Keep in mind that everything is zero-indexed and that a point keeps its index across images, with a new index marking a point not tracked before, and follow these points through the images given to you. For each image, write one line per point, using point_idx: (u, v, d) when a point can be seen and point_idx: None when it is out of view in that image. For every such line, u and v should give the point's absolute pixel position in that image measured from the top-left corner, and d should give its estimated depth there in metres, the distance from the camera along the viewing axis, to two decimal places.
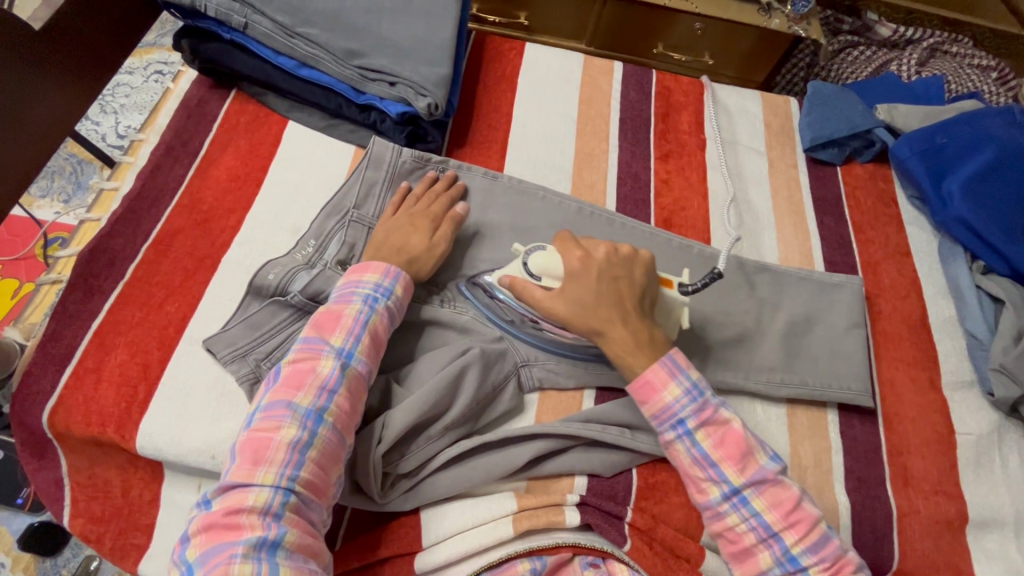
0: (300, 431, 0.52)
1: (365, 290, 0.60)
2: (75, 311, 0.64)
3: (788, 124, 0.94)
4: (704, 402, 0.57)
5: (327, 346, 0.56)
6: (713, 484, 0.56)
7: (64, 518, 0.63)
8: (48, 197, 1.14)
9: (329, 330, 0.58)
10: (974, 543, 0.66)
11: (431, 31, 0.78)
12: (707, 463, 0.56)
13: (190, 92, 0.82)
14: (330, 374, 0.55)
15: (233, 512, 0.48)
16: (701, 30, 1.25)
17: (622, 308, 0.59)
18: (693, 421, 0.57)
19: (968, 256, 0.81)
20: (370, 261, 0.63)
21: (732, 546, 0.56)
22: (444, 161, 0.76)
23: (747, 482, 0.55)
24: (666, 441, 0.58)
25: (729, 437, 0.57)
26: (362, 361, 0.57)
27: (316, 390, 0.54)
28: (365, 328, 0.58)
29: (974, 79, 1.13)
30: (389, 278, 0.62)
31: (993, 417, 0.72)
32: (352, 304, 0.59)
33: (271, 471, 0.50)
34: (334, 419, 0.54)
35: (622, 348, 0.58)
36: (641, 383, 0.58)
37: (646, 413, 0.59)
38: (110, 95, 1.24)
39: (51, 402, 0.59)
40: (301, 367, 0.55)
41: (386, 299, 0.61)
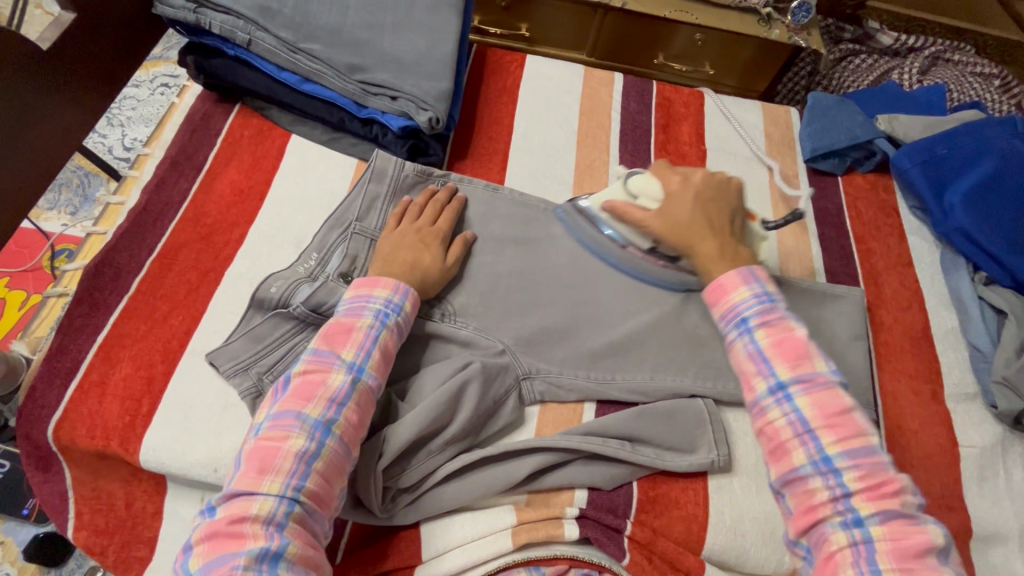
0: (308, 441, 0.52)
1: (376, 306, 0.61)
2: (81, 325, 0.65)
3: (788, 134, 0.94)
4: (772, 307, 0.58)
5: (338, 359, 0.57)
6: (761, 378, 0.55)
7: (68, 530, 0.64)
8: (56, 209, 1.16)
9: (339, 343, 0.58)
10: (979, 558, 0.65)
11: (433, 45, 0.79)
12: (760, 358, 0.56)
13: (195, 107, 0.83)
14: (340, 387, 0.55)
15: (238, 522, 0.48)
16: (701, 41, 1.26)
17: (714, 224, 0.66)
18: (756, 320, 0.58)
19: (971, 267, 0.80)
20: (380, 277, 0.63)
21: (769, 444, 0.54)
22: (445, 175, 0.77)
23: (795, 378, 0.54)
24: (727, 338, 0.59)
25: (789, 339, 0.56)
26: (373, 376, 0.58)
27: (326, 402, 0.54)
28: (375, 343, 0.59)
29: (977, 87, 1.13)
30: (399, 295, 0.62)
31: (997, 429, 0.72)
32: (363, 318, 0.59)
33: (277, 481, 0.50)
34: (342, 431, 0.54)
35: (709, 260, 0.64)
36: (714, 286, 0.61)
37: (715, 315, 0.61)
38: (117, 108, 1.26)
39: (56, 416, 0.60)
40: (312, 378, 0.56)
41: (396, 315, 0.61)
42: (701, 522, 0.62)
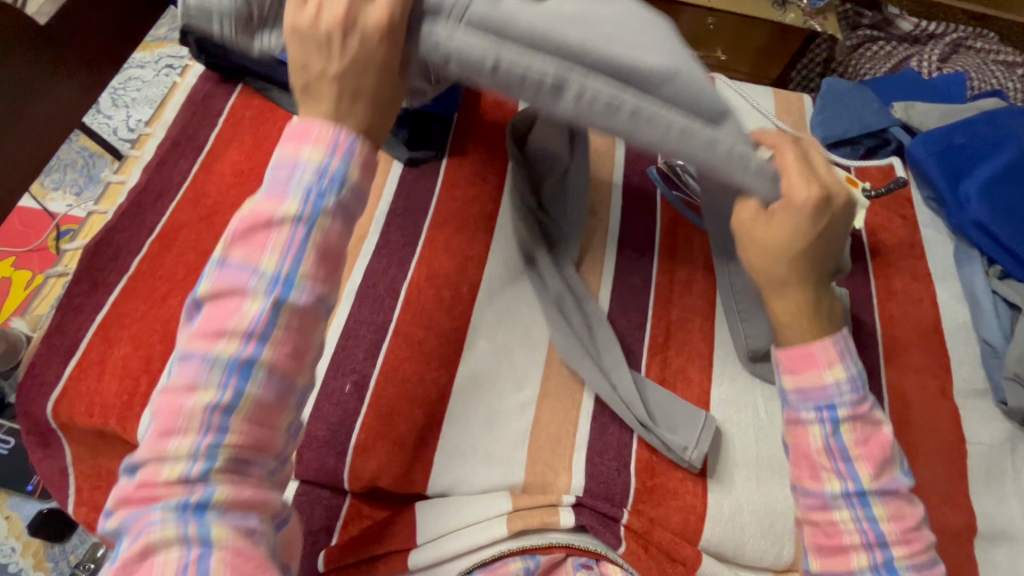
0: (219, 392, 0.40)
1: (306, 178, 0.41)
2: (81, 303, 0.65)
3: (800, 122, 0.92)
4: (862, 395, 0.52)
5: (252, 276, 0.41)
6: (837, 477, 0.51)
7: (68, 505, 0.65)
8: (60, 189, 1.16)
9: (256, 246, 0.41)
10: (982, 555, 0.64)
11: None
12: (840, 453, 0.51)
13: (197, 87, 0.82)
14: (259, 316, 0.40)
15: (149, 484, 0.39)
16: (713, 24, 1.23)
17: (810, 274, 0.52)
18: (845, 411, 0.51)
19: (985, 260, 0.79)
20: (314, 124, 0.42)
21: (823, 539, 0.51)
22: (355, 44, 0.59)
23: (876, 487, 0.51)
24: (801, 420, 0.52)
25: (876, 439, 0.52)
26: (307, 291, 0.42)
27: (239, 337, 0.40)
28: (305, 245, 0.41)
29: (999, 76, 1.09)
30: (337, 157, 0.42)
31: (1006, 426, 0.70)
32: (286, 206, 0.41)
33: (185, 442, 0.40)
34: (269, 369, 0.41)
35: (805, 322, 0.52)
36: (803, 353, 0.52)
37: (788, 384, 0.53)
38: (122, 88, 1.26)
39: (55, 392, 0.61)
40: (223, 302, 0.41)
41: (337, 192, 0.42)
42: (699, 513, 0.61)
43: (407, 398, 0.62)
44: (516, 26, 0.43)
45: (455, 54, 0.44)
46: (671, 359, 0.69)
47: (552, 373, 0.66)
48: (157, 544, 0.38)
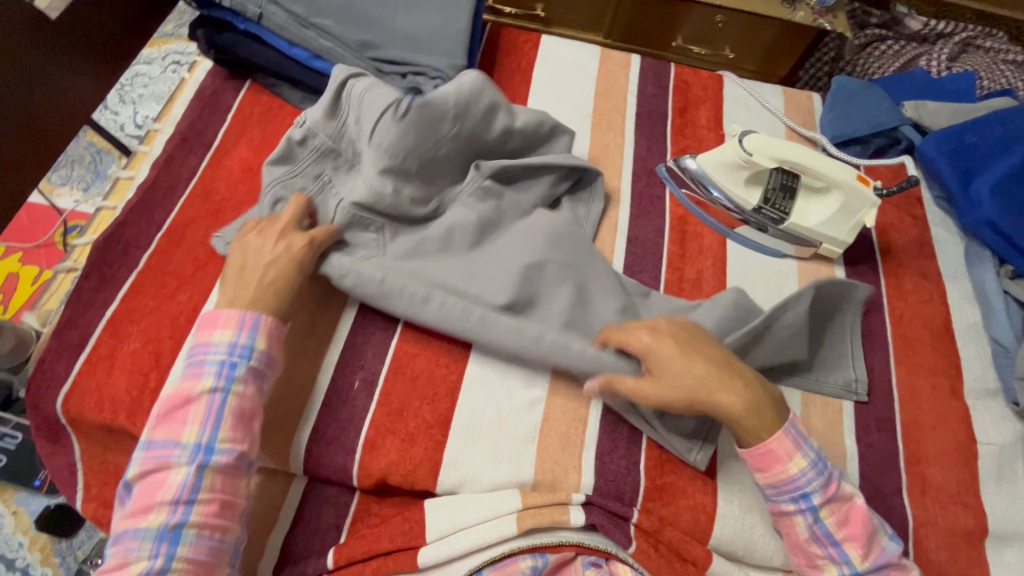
0: (151, 559, 0.51)
1: (218, 357, 0.56)
2: (90, 298, 0.65)
3: (809, 120, 0.91)
4: (829, 476, 0.57)
5: (176, 450, 0.54)
6: (832, 561, 0.57)
7: (76, 501, 0.64)
8: (68, 185, 1.16)
9: (178, 423, 0.55)
10: (993, 556, 0.64)
11: (446, 22, 0.78)
12: (828, 538, 0.57)
13: (206, 83, 0.82)
14: (183, 483, 0.53)
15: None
16: (722, 22, 1.23)
17: (721, 373, 0.57)
18: (819, 497, 0.56)
19: (996, 260, 0.78)
20: (219, 313, 0.58)
21: None
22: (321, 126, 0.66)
23: (869, 565, 0.56)
24: (786, 511, 0.58)
25: (852, 514, 0.57)
26: (225, 452, 0.54)
27: (168, 505, 0.52)
28: (222, 408, 0.55)
29: (1009, 75, 1.08)
30: (244, 333, 0.56)
31: (1018, 427, 0.70)
32: (201, 383, 0.55)
33: None
34: (196, 530, 0.52)
35: (747, 424, 0.57)
36: (764, 455, 0.57)
37: (763, 481, 0.58)
38: (130, 85, 1.26)
39: (65, 387, 0.61)
40: (154, 478, 0.54)
41: (246, 361, 0.56)
42: (709, 511, 0.61)
43: (417, 395, 0.63)
44: (394, 264, 0.64)
45: (352, 274, 0.62)
46: None
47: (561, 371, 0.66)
48: None
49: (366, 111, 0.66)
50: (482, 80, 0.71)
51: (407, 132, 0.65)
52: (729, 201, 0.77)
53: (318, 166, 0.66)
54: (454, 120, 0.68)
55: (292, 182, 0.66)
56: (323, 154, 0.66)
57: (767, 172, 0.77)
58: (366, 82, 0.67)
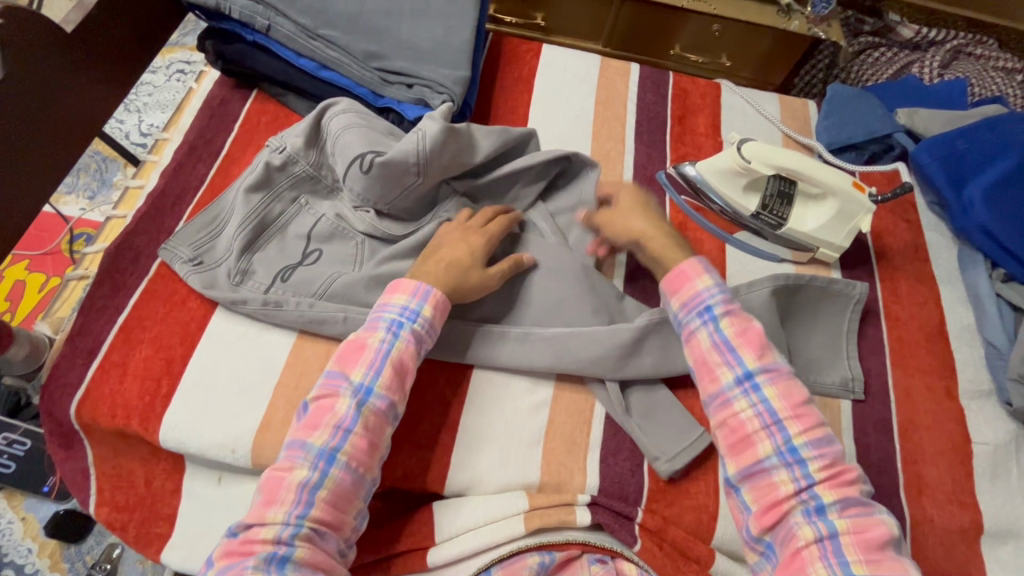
0: (311, 471, 0.53)
1: (392, 314, 0.60)
2: (102, 305, 0.66)
3: (805, 127, 0.93)
4: (731, 297, 0.60)
5: (346, 382, 0.57)
6: (727, 369, 0.57)
7: (90, 506, 0.65)
8: (74, 193, 1.17)
9: (351, 363, 0.58)
10: (989, 553, 0.65)
11: (450, 33, 0.79)
12: (726, 348, 0.58)
13: (214, 92, 0.83)
14: (347, 413, 0.55)
15: (250, 541, 0.51)
16: (719, 31, 1.25)
17: (662, 219, 0.69)
18: (719, 309, 0.59)
19: (989, 263, 0.80)
20: (403, 279, 0.62)
21: (733, 437, 0.56)
22: (290, 155, 0.70)
23: (761, 368, 0.56)
24: (689, 329, 0.60)
25: (751, 330, 0.58)
26: (381, 399, 0.56)
27: (331, 429, 0.54)
28: (386, 359, 0.57)
29: (999, 82, 1.11)
30: (417, 298, 0.60)
31: (1011, 426, 0.71)
32: (377, 332, 0.59)
33: (281, 511, 0.52)
34: (348, 458, 0.54)
35: (660, 243, 0.66)
36: (676, 274, 0.62)
37: (675, 305, 0.62)
38: (135, 93, 1.27)
39: (78, 393, 0.62)
40: (323, 404, 0.56)
41: (411, 322, 0.59)
42: (711, 511, 0.62)
43: (425, 399, 0.65)
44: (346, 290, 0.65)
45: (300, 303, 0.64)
46: None
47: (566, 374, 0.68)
48: None
49: (340, 150, 0.68)
50: (449, 131, 0.66)
51: (374, 183, 0.67)
52: (727, 206, 0.79)
53: (296, 190, 0.71)
54: (418, 173, 0.66)
55: (270, 208, 0.69)
56: (302, 180, 0.71)
57: (766, 178, 0.77)
58: (346, 112, 0.70)
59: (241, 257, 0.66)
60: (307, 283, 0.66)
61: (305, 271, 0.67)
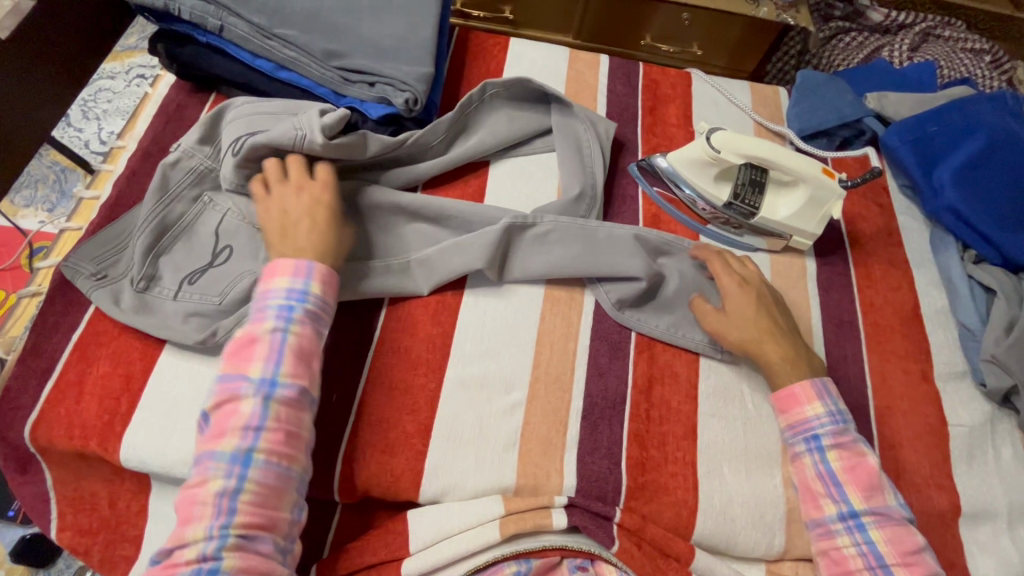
0: (227, 479, 0.51)
1: (279, 300, 0.58)
2: (56, 322, 0.64)
3: (777, 114, 0.93)
4: (844, 427, 0.61)
5: (244, 381, 0.54)
6: (831, 502, 0.59)
7: (52, 531, 0.62)
8: (32, 206, 1.14)
9: (244, 361, 0.56)
10: (967, 535, 0.66)
11: (412, 29, 0.77)
12: (831, 480, 0.59)
13: (169, 97, 0.81)
14: (253, 412, 0.53)
15: (173, 564, 0.49)
16: (688, 20, 1.24)
17: (776, 327, 0.66)
18: (828, 440, 0.60)
19: (960, 245, 0.80)
20: (278, 262, 0.60)
21: (834, 567, 0.58)
22: (179, 157, 0.70)
23: (868, 509, 0.58)
24: (795, 451, 0.62)
25: (861, 466, 0.59)
26: (287, 385, 0.55)
27: (240, 432, 0.52)
28: (284, 347, 0.56)
29: (967, 63, 1.11)
30: (301, 279, 0.59)
31: (986, 407, 0.72)
32: (265, 324, 0.57)
33: (201, 526, 0.50)
34: (266, 455, 0.52)
35: (777, 359, 0.65)
36: (788, 394, 0.63)
37: (782, 423, 0.63)
38: (93, 100, 1.23)
39: (33, 416, 0.60)
40: (225, 409, 0.54)
41: (302, 306, 0.58)
42: (691, 506, 0.61)
43: (397, 405, 0.64)
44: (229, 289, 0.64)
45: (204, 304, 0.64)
46: (658, 355, 0.69)
47: (540, 373, 0.67)
48: None
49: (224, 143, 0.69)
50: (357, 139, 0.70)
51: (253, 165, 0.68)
52: (698, 197, 0.78)
53: (197, 188, 0.70)
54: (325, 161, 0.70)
55: (170, 209, 0.68)
56: (200, 179, 0.70)
57: (736, 167, 0.77)
58: (241, 107, 0.72)
59: (146, 262, 0.65)
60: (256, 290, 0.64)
61: (215, 272, 0.66)
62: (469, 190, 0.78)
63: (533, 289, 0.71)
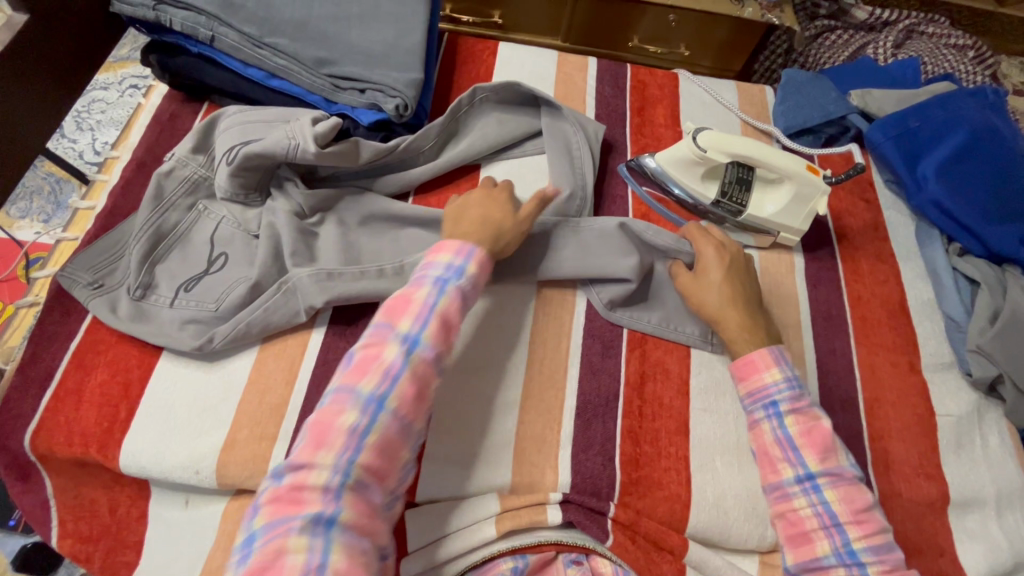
0: (360, 417, 0.49)
1: (436, 272, 0.58)
2: (53, 332, 0.64)
3: (763, 113, 0.94)
4: (800, 393, 0.62)
5: (394, 331, 0.54)
6: (789, 466, 0.59)
7: (52, 539, 0.63)
8: (28, 217, 1.14)
9: (398, 314, 0.55)
10: (957, 523, 0.67)
11: (401, 36, 0.78)
12: (788, 444, 0.60)
13: (162, 107, 0.81)
14: (395, 361, 0.52)
15: (298, 487, 0.46)
16: (675, 21, 1.26)
17: (741, 301, 0.67)
18: (785, 406, 0.61)
19: (945, 238, 0.82)
20: (444, 241, 0.61)
21: (791, 529, 0.58)
22: (175, 165, 0.70)
23: (823, 470, 0.58)
24: (755, 418, 0.62)
25: (817, 430, 0.60)
26: (428, 346, 0.54)
27: (380, 376, 0.51)
28: (433, 312, 0.55)
29: (950, 59, 1.13)
30: (461, 257, 0.59)
31: (973, 397, 0.73)
32: (424, 287, 0.57)
33: (330, 455, 0.48)
34: (397, 406, 0.51)
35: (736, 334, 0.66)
36: (746, 362, 0.64)
37: (741, 390, 0.64)
38: (86, 111, 1.24)
39: (32, 426, 0.60)
40: (370, 352, 0.53)
41: (456, 280, 0.58)
42: (684, 500, 0.62)
43: None
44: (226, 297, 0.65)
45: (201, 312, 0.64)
46: (650, 352, 0.70)
47: (534, 372, 0.68)
48: (291, 549, 0.43)
49: (218, 150, 0.70)
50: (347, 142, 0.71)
51: (248, 174, 0.69)
52: (687, 195, 0.80)
53: (192, 196, 0.71)
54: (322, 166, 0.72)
55: (165, 218, 0.69)
56: (194, 187, 0.71)
57: (723, 166, 0.78)
58: (234, 116, 0.73)
59: (143, 270, 0.66)
60: (252, 296, 0.65)
61: (210, 279, 0.67)
62: (461, 194, 0.79)
63: (525, 289, 0.72)
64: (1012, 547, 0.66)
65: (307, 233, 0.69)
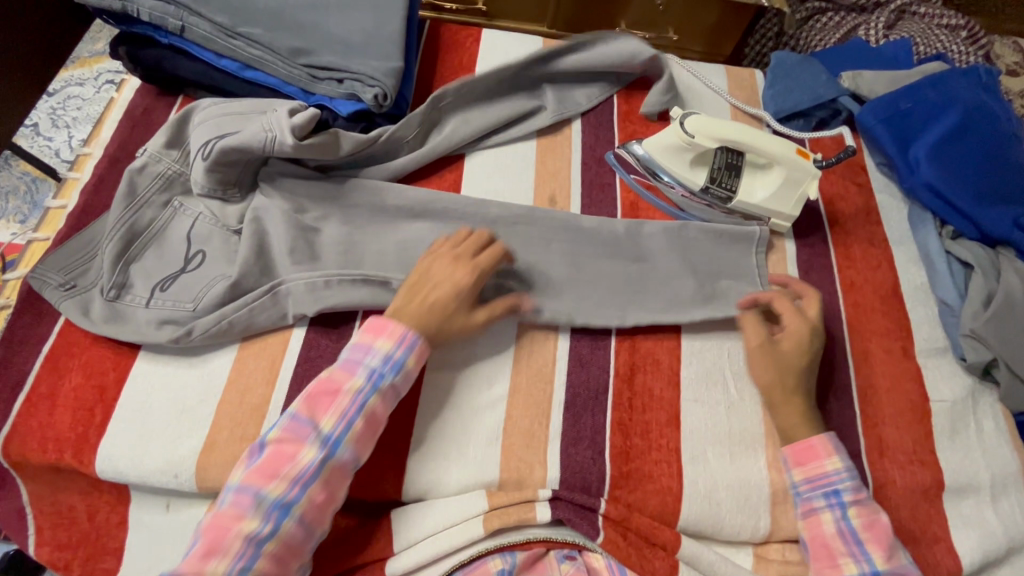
0: (262, 523, 0.50)
1: (371, 364, 0.57)
2: (25, 335, 0.63)
3: (753, 97, 0.92)
4: (859, 483, 0.59)
5: (314, 431, 0.54)
6: (852, 560, 0.57)
7: (30, 547, 0.62)
8: (4, 218, 1.12)
9: (321, 409, 0.55)
10: (951, 509, 0.66)
11: (379, 23, 0.76)
12: (852, 538, 0.57)
13: (135, 101, 0.79)
14: (310, 465, 0.52)
15: None
16: (662, 5, 1.23)
17: (806, 387, 0.63)
18: (849, 496, 0.58)
19: (938, 221, 0.80)
20: (388, 321, 0.59)
21: None
22: (149, 160, 0.68)
23: (889, 569, 0.56)
24: (813, 508, 0.59)
25: (879, 523, 0.57)
26: (348, 450, 0.54)
27: (290, 481, 0.52)
28: (360, 411, 0.55)
29: (943, 39, 1.11)
30: (402, 349, 0.58)
31: (967, 382, 0.72)
32: (354, 379, 0.56)
33: (223, 561, 0.49)
34: (302, 512, 0.52)
35: (790, 406, 0.62)
36: (804, 446, 0.60)
37: (797, 476, 0.60)
38: (62, 108, 1.22)
39: (4, 431, 0.59)
40: (284, 449, 0.53)
41: (391, 376, 0.57)
42: (675, 494, 0.61)
43: None
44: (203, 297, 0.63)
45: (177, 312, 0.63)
46: (640, 343, 0.69)
47: (521, 367, 0.66)
48: None
49: (193, 142, 0.68)
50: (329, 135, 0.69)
51: (225, 168, 0.67)
52: (676, 183, 0.77)
53: (167, 192, 0.69)
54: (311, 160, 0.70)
55: (139, 216, 0.66)
56: (168, 182, 0.69)
57: (712, 152, 0.76)
58: (208, 108, 0.71)
59: (116, 270, 0.64)
60: (230, 295, 0.63)
61: (188, 278, 0.65)
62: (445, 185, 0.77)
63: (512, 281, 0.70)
64: (1007, 533, 0.65)
65: (307, 230, 0.67)
